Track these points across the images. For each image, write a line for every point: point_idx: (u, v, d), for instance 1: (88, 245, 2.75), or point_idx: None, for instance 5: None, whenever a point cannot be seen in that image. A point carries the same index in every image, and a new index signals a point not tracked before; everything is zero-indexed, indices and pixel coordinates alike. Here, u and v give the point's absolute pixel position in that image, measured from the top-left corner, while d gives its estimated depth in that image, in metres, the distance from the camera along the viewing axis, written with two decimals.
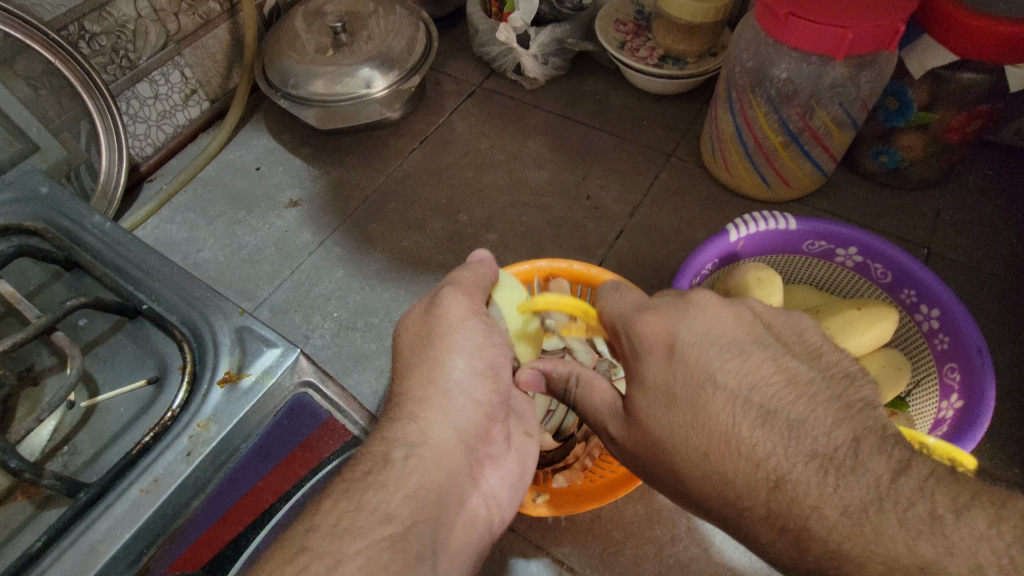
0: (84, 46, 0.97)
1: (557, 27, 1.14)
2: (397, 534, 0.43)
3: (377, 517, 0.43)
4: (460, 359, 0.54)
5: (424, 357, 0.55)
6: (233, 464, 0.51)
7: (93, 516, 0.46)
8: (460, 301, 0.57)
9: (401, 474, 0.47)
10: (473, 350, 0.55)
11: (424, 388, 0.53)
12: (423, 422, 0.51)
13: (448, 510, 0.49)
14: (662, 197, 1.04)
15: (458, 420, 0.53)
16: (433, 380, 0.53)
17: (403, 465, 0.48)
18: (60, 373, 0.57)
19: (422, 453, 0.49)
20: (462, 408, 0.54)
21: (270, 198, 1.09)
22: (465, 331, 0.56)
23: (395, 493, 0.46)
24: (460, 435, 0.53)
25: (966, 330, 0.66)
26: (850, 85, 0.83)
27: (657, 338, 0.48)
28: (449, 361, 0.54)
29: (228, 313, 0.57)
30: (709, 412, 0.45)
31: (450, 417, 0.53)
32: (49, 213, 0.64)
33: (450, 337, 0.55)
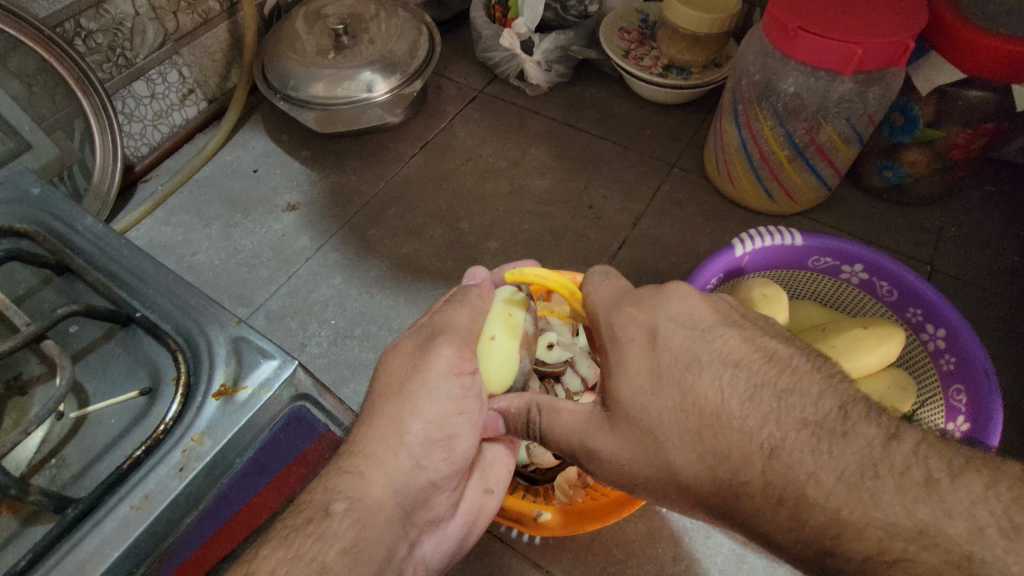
0: (80, 43, 0.95)
1: (562, 34, 1.13)
2: None
3: (311, 568, 0.41)
4: (422, 421, 0.51)
5: (385, 416, 0.51)
6: (226, 479, 0.50)
7: (80, 534, 0.44)
8: (446, 355, 0.53)
9: (339, 527, 0.44)
10: (442, 415, 0.52)
11: (376, 442, 0.50)
12: (366, 480, 0.48)
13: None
14: (665, 207, 1.04)
15: (403, 482, 0.50)
16: (392, 431, 0.50)
17: (342, 517, 0.45)
18: (49, 382, 0.55)
19: (358, 510, 0.46)
20: (406, 472, 0.50)
21: (268, 202, 1.07)
22: (433, 394, 0.52)
23: (330, 546, 0.43)
24: (398, 499, 0.49)
25: (973, 351, 0.66)
26: (857, 101, 0.83)
27: (638, 331, 0.47)
28: (405, 424, 0.50)
29: (223, 322, 0.55)
30: (694, 396, 0.43)
31: (393, 482, 0.49)
32: (41, 215, 0.62)
33: (422, 398, 0.51)
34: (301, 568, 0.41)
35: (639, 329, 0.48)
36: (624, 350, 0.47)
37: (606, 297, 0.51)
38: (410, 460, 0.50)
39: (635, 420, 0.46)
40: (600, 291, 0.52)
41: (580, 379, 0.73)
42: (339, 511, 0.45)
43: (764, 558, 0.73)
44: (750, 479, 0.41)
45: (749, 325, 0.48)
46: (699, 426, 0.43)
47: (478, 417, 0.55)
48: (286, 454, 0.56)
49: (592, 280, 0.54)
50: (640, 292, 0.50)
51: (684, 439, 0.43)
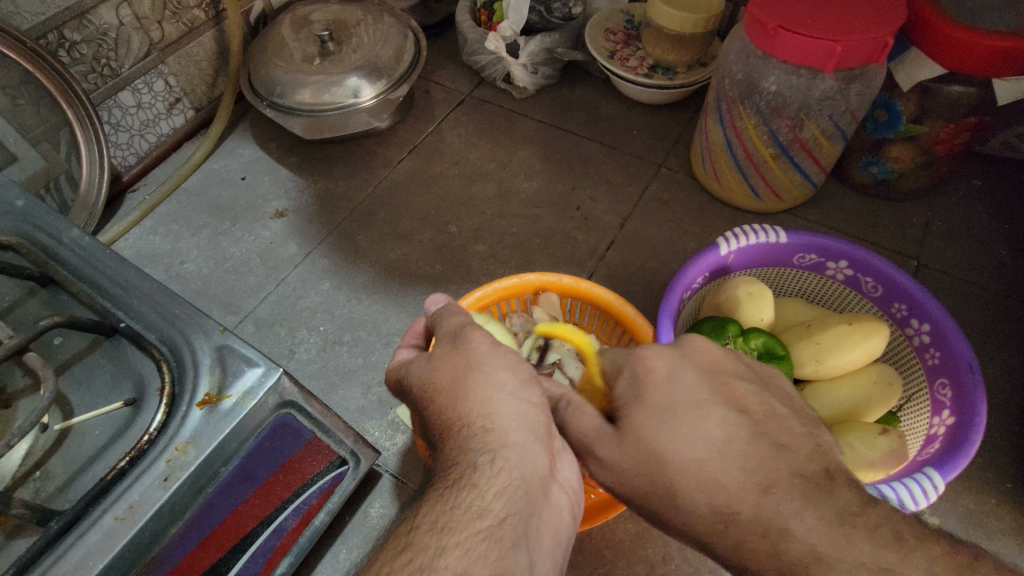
0: (64, 55, 0.95)
1: (547, 36, 1.13)
2: (491, 529, 0.37)
3: (471, 513, 0.38)
4: (500, 368, 0.46)
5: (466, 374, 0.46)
6: (212, 488, 0.51)
7: (64, 547, 0.44)
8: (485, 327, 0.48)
9: (489, 476, 0.40)
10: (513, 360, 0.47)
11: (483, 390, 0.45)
12: (498, 425, 0.43)
13: (537, 515, 0.41)
14: (652, 207, 1.04)
15: (529, 422, 0.44)
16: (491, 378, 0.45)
17: (489, 462, 0.40)
18: (33, 395, 0.55)
19: (499, 452, 0.41)
20: (520, 411, 0.44)
21: (256, 209, 1.07)
22: (497, 351, 0.47)
23: (486, 492, 0.39)
24: (530, 433, 0.44)
25: (957, 345, 0.66)
26: (839, 98, 0.83)
27: (657, 365, 0.48)
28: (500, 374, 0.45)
29: (208, 332, 0.55)
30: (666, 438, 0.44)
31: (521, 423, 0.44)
32: (24, 227, 0.62)
33: (481, 350, 0.47)
34: (461, 516, 0.37)
35: (657, 361, 0.48)
36: (644, 383, 0.47)
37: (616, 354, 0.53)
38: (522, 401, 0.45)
39: (643, 446, 0.45)
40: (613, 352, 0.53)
41: None
42: (483, 459, 0.41)
43: None
44: (741, 510, 0.41)
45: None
46: None
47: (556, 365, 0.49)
48: (271, 463, 0.57)
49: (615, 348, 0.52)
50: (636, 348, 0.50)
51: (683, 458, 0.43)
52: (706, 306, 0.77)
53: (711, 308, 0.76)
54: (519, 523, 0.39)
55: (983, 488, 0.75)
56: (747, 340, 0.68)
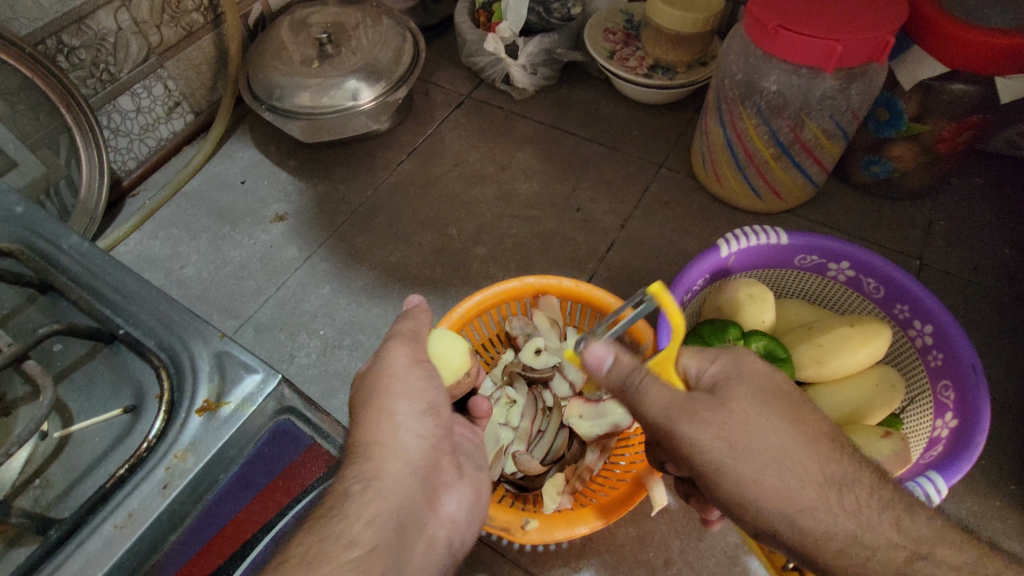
0: (63, 60, 0.95)
1: (546, 37, 1.13)
2: (359, 559, 0.42)
3: (341, 544, 0.43)
4: (410, 396, 0.52)
5: (367, 400, 0.52)
6: (211, 495, 0.50)
7: (64, 554, 0.44)
8: (403, 350, 0.55)
9: (358, 506, 0.46)
10: (420, 389, 0.53)
11: (371, 424, 0.51)
12: (375, 458, 0.49)
13: (410, 539, 0.47)
14: (653, 208, 1.03)
15: (410, 453, 0.51)
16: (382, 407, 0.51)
17: (360, 493, 0.46)
18: (33, 403, 0.55)
19: (375, 484, 0.47)
20: (408, 443, 0.51)
21: (256, 212, 1.07)
22: (406, 373, 0.53)
23: (356, 521, 0.45)
24: (411, 466, 0.50)
25: (960, 347, 0.65)
26: (840, 97, 0.83)
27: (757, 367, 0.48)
28: (393, 403, 0.52)
29: (207, 338, 0.55)
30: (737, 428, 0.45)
31: (401, 452, 0.50)
32: (22, 233, 0.62)
33: (396, 378, 0.53)
34: (332, 547, 0.43)
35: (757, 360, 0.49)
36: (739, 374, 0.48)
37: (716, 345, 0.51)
38: (410, 431, 0.52)
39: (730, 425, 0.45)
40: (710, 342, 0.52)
41: (569, 384, 0.76)
42: (354, 490, 0.46)
43: (755, 561, 0.72)
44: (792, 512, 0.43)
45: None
46: None
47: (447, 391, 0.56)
48: (271, 469, 0.56)
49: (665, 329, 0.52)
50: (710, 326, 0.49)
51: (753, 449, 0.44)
52: (707, 307, 0.77)
53: (712, 311, 0.76)
54: (388, 551, 0.44)
55: (988, 490, 0.75)
56: (749, 342, 0.68)
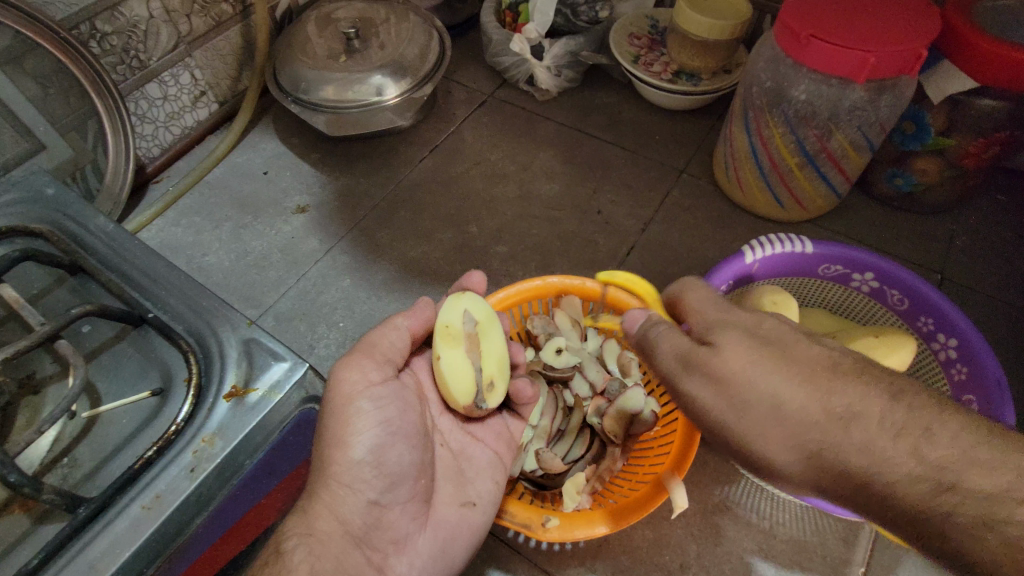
0: (95, 45, 0.96)
1: (572, 39, 1.13)
2: None
3: None
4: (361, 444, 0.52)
5: (319, 446, 0.53)
6: (237, 480, 0.50)
7: (92, 533, 0.45)
8: (356, 375, 0.54)
9: (289, 569, 0.47)
10: (371, 434, 0.53)
11: (317, 477, 0.52)
12: (312, 514, 0.50)
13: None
14: (674, 213, 1.04)
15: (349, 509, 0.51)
16: (324, 461, 0.52)
17: (295, 554, 0.48)
18: (61, 382, 0.55)
19: (311, 545, 0.49)
20: (348, 501, 0.52)
21: (278, 204, 1.08)
22: (345, 414, 0.53)
23: None
24: (348, 529, 0.51)
25: (985, 362, 0.65)
26: (869, 108, 0.83)
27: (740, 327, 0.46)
28: (333, 453, 0.52)
29: (235, 324, 0.55)
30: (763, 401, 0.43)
31: (336, 511, 0.51)
32: (54, 215, 0.63)
33: (345, 422, 0.52)
34: None
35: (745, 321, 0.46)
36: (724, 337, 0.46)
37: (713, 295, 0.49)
38: (352, 486, 0.52)
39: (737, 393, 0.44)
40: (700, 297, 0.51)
41: (589, 385, 0.78)
42: (290, 550, 0.48)
43: (772, 568, 0.72)
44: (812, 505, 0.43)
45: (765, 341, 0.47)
46: None
47: (402, 427, 0.55)
48: (293, 456, 0.57)
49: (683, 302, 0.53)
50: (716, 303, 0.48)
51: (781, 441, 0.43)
52: None
53: None
54: None
55: None
56: None
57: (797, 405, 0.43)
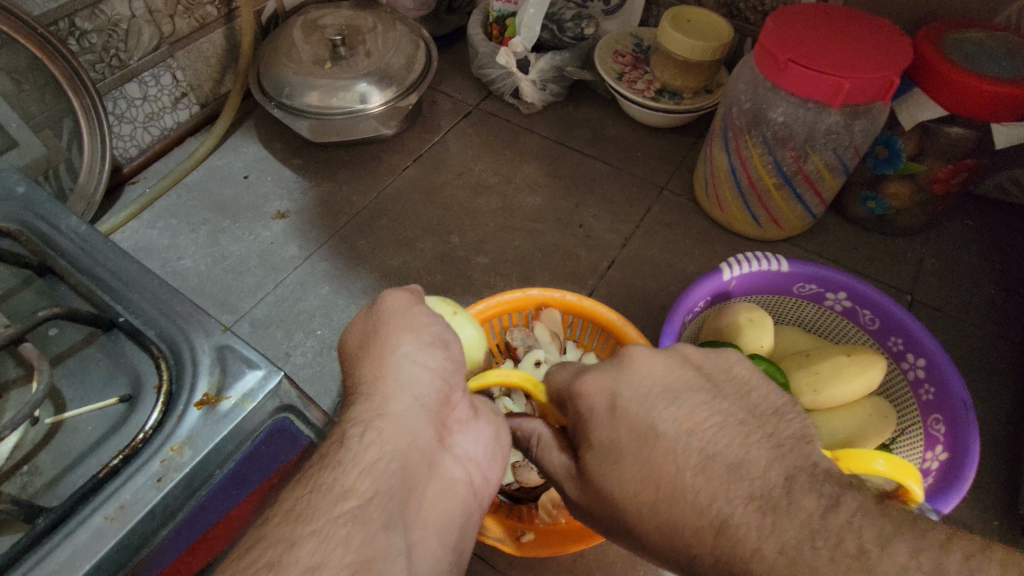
0: (73, 43, 0.94)
1: (558, 55, 1.15)
2: (355, 510, 0.36)
3: (335, 494, 0.37)
4: (412, 336, 0.49)
5: (374, 340, 0.49)
6: (205, 491, 0.49)
7: (50, 545, 0.43)
8: (400, 296, 0.53)
9: (357, 450, 0.40)
10: (423, 331, 0.50)
11: (377, 363, 0.47)
12: (378, 396, 0.44)
13: (417, 482, 0.42)
14: (655, 229, 1.05)
15: (416, 389, 0.46)
16: (383, 349, 0.48)
17: (359, 437, 0.41)
18: (25, 387, 0.53)
19: (377, 425, 0.42)
20: (416, 380, 0.46)
21: (258, 208, 1.07)
22: (406, 315, 0.51)
23: (351, 470, 0.38)
24: (418, 407, 0.45)
25: (952, 383, 0.67)
26: (844, 133, 0.85)
27: (597, 400, 0.45)
28: (396, 341, 0.48)
29: (209, 330, 0.54)
30: (654, 464, 0.41)
31: (407, 391, 0.45)
32: (23, 214, 0.61)
33: (397, 322, 0.50)
34: (322, 498, 0.37)
35: (598, 397, 0.45)
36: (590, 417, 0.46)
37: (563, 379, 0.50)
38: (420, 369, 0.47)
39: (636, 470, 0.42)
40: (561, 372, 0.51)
41: None
42: (355, 434, 0.41)
43: None
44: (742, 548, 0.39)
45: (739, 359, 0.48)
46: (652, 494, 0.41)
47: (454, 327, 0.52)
48: (266, 466, 0.55)
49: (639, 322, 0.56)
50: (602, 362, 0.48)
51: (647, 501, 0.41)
52: (707, 329, 0.78)
53: (710, 333, 0.77)
54: (389, 501, 0.38)
55: (971, 524, 0.76)
56: None
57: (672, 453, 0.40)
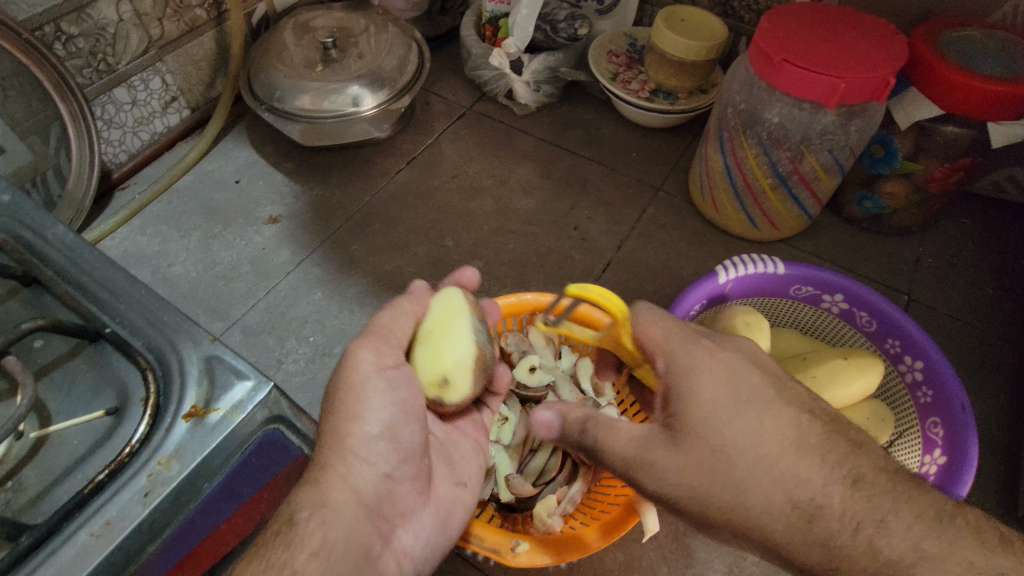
0: (60, 48, 0.93)
1: (551, 55, 1.14)
2: None
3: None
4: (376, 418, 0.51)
5: (329, 423, 0.50)
6: (194, 505, 0.47)
7: (34, 563, 0.41)
8: (366, 357, 0.52)
9: (304, 536, 0.44)
10: (384, 411, 0.51)
11: (330, 450, 0.49)
12: (325, 488, 0.47)
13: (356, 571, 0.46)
14: (650, 230, 1.04)
15: (361, 484, 0.49)
16: (336, 436, 0.49)
17: (308, 523, 0.45)
18: (9, 400, 0.52)
19: (324, 516, 0.46)
20: (361, 476, 0.49)
21: (249, 213, 1.06)
22: (366, 388, 0.51)
23: (300, 552, 0.43)
24: (361, 500, 0.49)
25: (950, 385, 0.66)
26: (839, 133, 0.84)
27: (706, 367, 0.47)
28: (354, 425, 0.50)
29: (197, 340, 0.52)
30: (734, 429, 0.44)
31: (351, 484, 0.49)
32: (7, 222, 0.59)
33: (362, 397, 0.51)
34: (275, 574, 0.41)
35: (711, 364, 0.47)
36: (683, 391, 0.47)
37: (657, 337, 0.51)
38: (364, 461, 0.50)
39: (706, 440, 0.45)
40: (647, 331, 0.52)
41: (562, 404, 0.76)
42: (302, 519, 0.45)
43: None
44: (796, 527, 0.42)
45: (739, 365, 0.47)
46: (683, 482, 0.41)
47: (414, 405, 0.53)
48: (255, 479, 0.54)
49: (645, 309, 0.53)
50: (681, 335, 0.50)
51: (747, 469, 0.43)
52: None
53: None
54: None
55: None
56: None
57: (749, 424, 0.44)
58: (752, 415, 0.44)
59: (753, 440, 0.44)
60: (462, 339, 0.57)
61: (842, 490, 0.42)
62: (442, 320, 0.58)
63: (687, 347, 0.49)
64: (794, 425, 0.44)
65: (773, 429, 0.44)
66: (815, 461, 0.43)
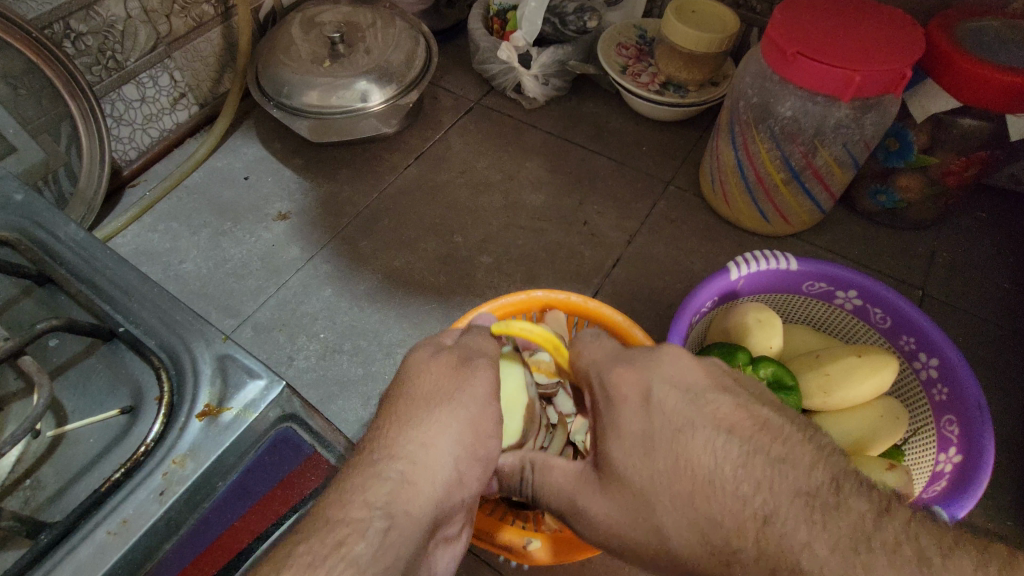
0: (69, 45, 0.93)
1: (560, 48, 1.13)
2: None
3: None
4: (447, 446, 0.47)
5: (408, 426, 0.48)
6: (208, 502, 0.47)
7: (55, 561, 0.41)
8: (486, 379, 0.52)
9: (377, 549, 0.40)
10: (464, 427, 0.49)
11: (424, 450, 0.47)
12: (409, 489, 0.45)
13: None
14: (660, 226, 1.03)
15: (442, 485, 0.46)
16: (432, 440, 0.47)
17: (382, 532, 0.41)
18: (26, 400, 0.52)
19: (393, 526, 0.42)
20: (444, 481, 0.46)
21: (258, 210, 1.06)
22: (472, 401, 0.50)
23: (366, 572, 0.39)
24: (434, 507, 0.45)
25: (966, 383, 0.65)
26: (854, 126, 0.83)
27: (631, 391, 0.46)
28: (441, 439, 0.47)
29: (209, 339, 0.52)
30: (688, 458, 0.42)
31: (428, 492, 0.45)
32: (21, 223, 0.59)
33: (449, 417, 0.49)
34: None
35: (633, 388, 0.47)
36: (620, 414, 0.46)
37: (602, 355, 0.51)
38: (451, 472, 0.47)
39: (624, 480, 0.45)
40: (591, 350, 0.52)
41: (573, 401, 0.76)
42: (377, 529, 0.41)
43: None
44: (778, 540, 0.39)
45: (707, 384, 0.46)
46: (698, 472, 0.42)
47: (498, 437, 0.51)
48: (270, 478, 0.53)
49: (584, 338, 0.53)
50: (635, 353, 0.49)
51: (670, 510, 0.42)
52: (714, 330, 0.77)
53: (718, 333, 0.76)
54: None
55: (984, 523, 0.75)
56: (757, 369, 0.68)
57: (703, 450, 0.42)
58: (667, 447, 0.43)
59: (669, 474, 0.43)
60: (518, 422, 0.62)
61: (793, 519, 0.39)
62: (518, 392, 0.63)
63: (606, 374, 0.48)
64: (712, 455, 0.42)
65: (687, 460, 0.42)
66: (732, 495, 0.41)
